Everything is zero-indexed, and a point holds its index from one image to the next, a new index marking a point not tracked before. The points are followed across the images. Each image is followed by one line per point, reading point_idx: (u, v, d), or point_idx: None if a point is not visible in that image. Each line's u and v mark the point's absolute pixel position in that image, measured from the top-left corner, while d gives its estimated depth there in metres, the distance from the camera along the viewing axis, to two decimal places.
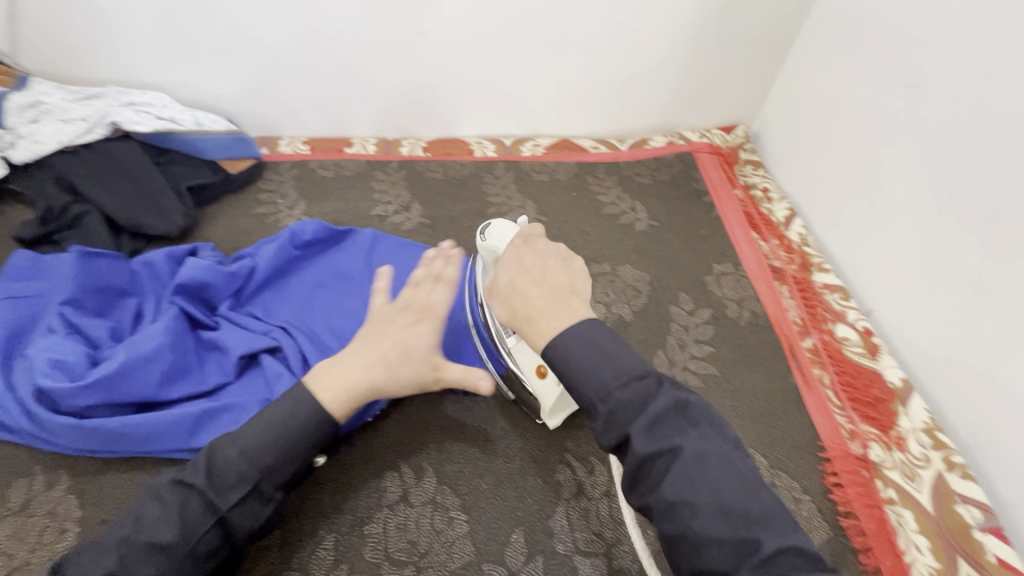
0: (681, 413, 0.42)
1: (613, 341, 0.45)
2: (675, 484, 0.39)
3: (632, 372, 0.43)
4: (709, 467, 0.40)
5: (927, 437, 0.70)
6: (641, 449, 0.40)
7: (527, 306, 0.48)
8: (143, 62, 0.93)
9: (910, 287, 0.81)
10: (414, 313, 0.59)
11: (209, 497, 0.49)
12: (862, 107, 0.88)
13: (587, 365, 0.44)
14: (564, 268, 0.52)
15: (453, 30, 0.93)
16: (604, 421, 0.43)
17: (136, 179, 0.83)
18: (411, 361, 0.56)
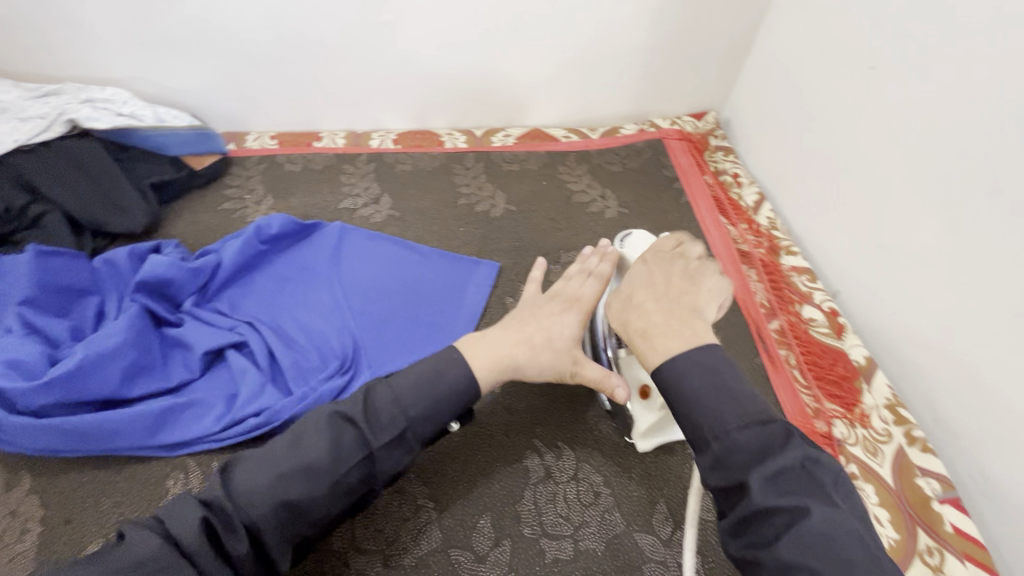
0: (812, 470, 0.41)
1: (724, 381, 0.46)
2: (789, 543, 0.39)
3: (756, 416, 0.44)
4: (833, 536, 0.38)
5: (889, 413, 0.72)
6: (761, 499, 0.40)
7: (644, 322, 0.52)
8: (100, 58, 0.91)
9: (873, 267, 0.82)
10: (561, 304, 0.62)
11: (365, 434, 0.49)
12: (825, 90, 0.89)
13: (700, 397, 0.46)
14: (688, 287, 0.54)
15: (416, 20, 0.92)
16: (715, 459, 0.44)
17: (97, 177, 0.82)
18: (552, 351, 0.57)
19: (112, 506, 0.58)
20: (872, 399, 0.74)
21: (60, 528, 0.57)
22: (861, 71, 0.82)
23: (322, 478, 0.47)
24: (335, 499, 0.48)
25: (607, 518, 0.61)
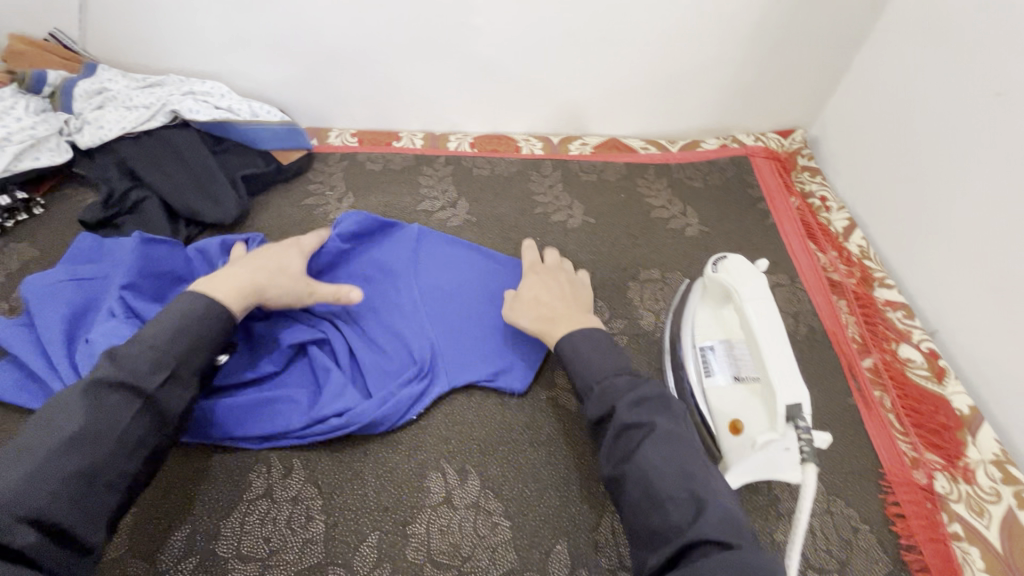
0: (665, 404, 0.55)
1: (606, 350, 0.61)
2: (646, 452, 0.51)
3: (621, 373, 0.58)
4: (673, 447, 0.51)
5: (997, 470, 0.67)
6: (623, 417, 0.53)
7: (550, 312, 0.67)
8: (201, 52, 0.94)
9: (982, 310, 0.76)
10: (284, 244, 0.69)
11: (131, 384, 0.50)
12: (938, 114, 0.82)
13: (590, 355, 0.60)
14: (571, 291, 0.70)
15: (504, 25, 0.91)
16: (597, 399, 0.57)
17: (193, 167, 0.85)
18: (287, 275, 0.65)
19: (200, 493, 0.60)
20: (976, 453, 0.68)
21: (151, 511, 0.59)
22: (986, 98, 0.75)
23: (102, 446, 0.48)
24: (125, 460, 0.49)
25: None
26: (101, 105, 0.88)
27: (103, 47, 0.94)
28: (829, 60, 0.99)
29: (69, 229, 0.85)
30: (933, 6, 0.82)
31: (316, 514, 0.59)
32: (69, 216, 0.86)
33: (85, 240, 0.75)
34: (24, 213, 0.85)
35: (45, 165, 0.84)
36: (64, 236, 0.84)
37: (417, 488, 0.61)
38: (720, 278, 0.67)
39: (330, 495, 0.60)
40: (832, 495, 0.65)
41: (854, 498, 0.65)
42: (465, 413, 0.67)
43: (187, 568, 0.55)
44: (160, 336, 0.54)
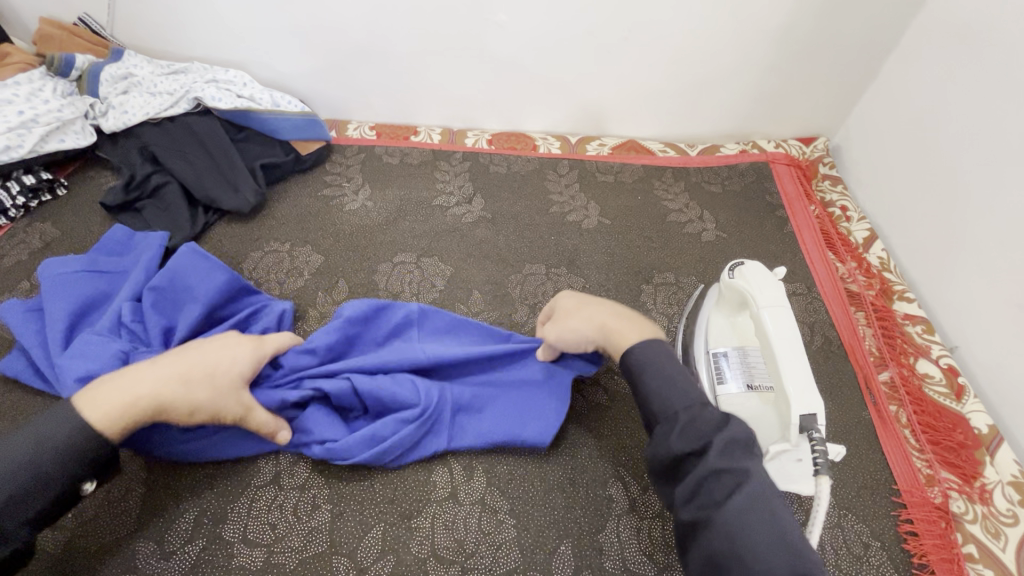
0: (749, 448, 0.47)
1: (681, 368, 0.53)
2: (738, 505, 0.43)
3: (710, 404, 0.49)
4: (768, 496, 0.44)
5: (1015, 491, 0.65)
6: (714, 461, 0.45)
7: (600, 325, 0.58)
8: (225, 41, 0.95)
9: (1005, 327, 0.74)
10: (238, 339, 0.60)
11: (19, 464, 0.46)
12: (966, 125, 0.80)
13: (663, 380, 0.52)
14: (604, 300, 0.64)
15: (526, 22, 0.90)
16: (681, 429, 0.48)
17: (214, 155, 0.87)
18: (216, 384, 0.54)
19: (209, 476, 0.60)
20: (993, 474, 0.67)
21: (160, 492, 0.59)
22: (1018, 110, 0.73)
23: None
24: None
25: None
26: (126, 90, 0.90)
27: (130, 33, 0.95)
28: (856, 67, 0.97)
29: (90, 211, 0.86)
30: (966, 13, 0.80)
31: (321, 504, 0.59)
32: (91, 198, 0.88)
33: (117, 232, 0.76)
34: (48, 193, 0.87)
35: (69, 148, 0.86)
36: (85, 217, 0.85)
37: (423, 482, 0.61)
38: (737, 284, 0.66)
39: (336, 485, 0.60)
40: (843, 508, 0.64)
41: (865, 514, 0.63)
42: None
43: (194, 550, 0.56)
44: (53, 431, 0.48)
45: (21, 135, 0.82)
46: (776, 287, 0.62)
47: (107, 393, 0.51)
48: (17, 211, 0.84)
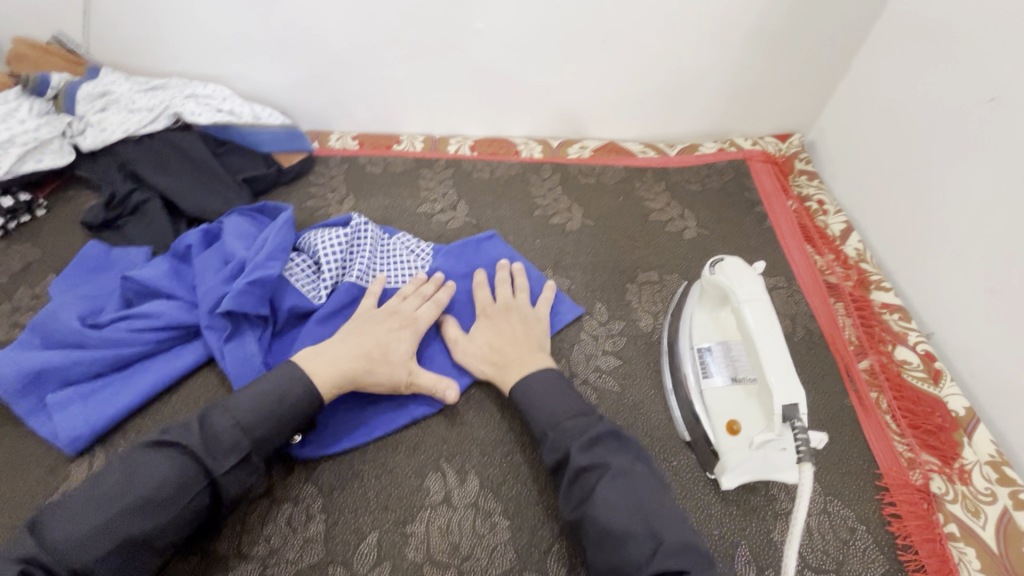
0: (617, 442, 0.56)
1: (563, 389, 0.61)
2: (603, 491, 0.52)
3: (577, 410, 0.59)
4: (629, 484, 0.52)
5: (993, 471, 0.67)
6: (577, 461, 0.54)
7: (502, 357, 0.67)
8: (204, 56, 0.95)
9: (978, 312, 0.76)
10: (399, 321, 0.67)
11: (204, 461, 0.52)
12: (933, 118, 0.83)
13: (542, 400, 0.60)
14: (529, 328, 0.70)
15: (505, 28, 0.92)
16: (551, 443, 0.57)
17: (196, 168, 0.87)
18: (388, 364, 0.64)
19: None
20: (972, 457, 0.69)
21: None
22: (981, 102, 0.76)
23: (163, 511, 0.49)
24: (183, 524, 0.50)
25: None
26: (103, 107, 0.89)
27: (105, 51, 0.95)
28: (828, 64, 1.00)
29: (70, 230, 0.85)
30: (929, 11, 0.82)
31: (316, 514, 0.59)
32: (71, 218, 0.87)
33: (93, 249, 0.77)
34: (27, 214, 0.86)
35: (47, 167, 0.85)
36: (66, 237, 0.84)
37: (415, 487, 0.61)
38: (716, 279, 0.68)
39: (330, 494, 0.61)
40: (828, 495, 0.65)
41: (849, 499, 0.65)
42: (463, 413, 0.67)
43: (188, 566, 0.56)
44: (244, 409, 0.55)
45: None
46: (752, 281, 0.65)
47: (326, 351, 0.62)
48: None
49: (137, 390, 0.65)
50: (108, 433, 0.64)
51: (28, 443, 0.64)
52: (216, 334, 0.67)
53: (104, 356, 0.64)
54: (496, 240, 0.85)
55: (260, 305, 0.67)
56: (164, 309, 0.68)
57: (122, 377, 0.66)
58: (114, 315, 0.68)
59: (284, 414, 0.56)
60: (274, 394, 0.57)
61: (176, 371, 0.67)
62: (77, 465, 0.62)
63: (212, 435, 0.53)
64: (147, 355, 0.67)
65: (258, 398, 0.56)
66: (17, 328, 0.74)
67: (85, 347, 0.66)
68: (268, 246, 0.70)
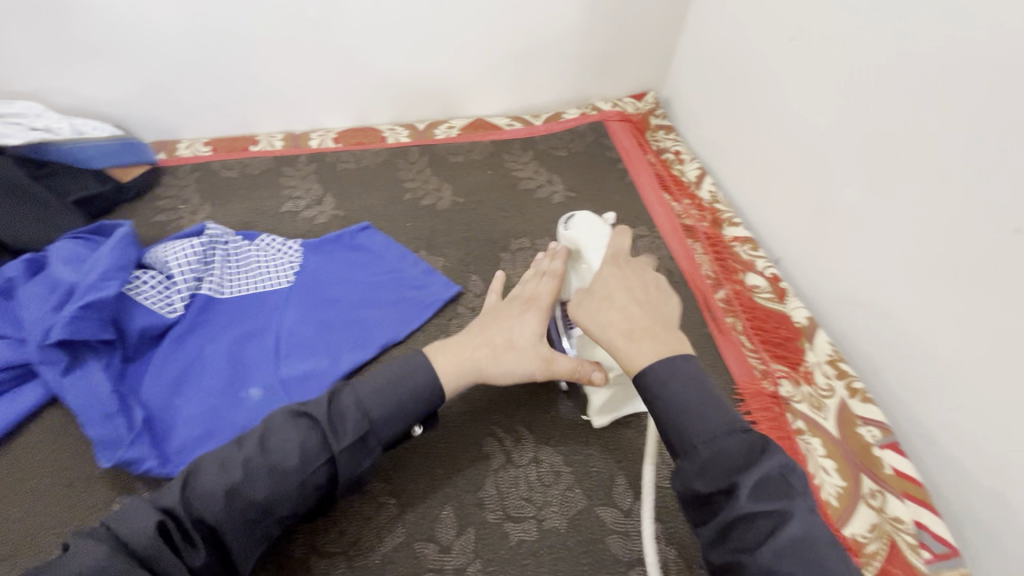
0: (791, 477, 0.42)
1: (704, 379, 0.47)
2: (768, 551, 0.39)
3: (739, 422, 0.44)
4: (814, 545, 0.39)
5: (830, 368, 0.76)
6: (743, 504, 0.40)
7: (623, 325, 0.51)
8: (7, 69, 0.86)
9: (809, 231, 0.85)
10: (522, 306, 0.63)
11: (326, 434, 0.48)
12: (755, 63, 0.91)
13: (687, 407, 0.46)
14: (663, 296, 0.55)
15: (346, 12, 0.90)
16: (699, 464, 0.43)
17: (11, 195, 0.77)
18: (518, 351, 0.58)
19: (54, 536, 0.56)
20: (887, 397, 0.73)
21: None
22: (785, 43, 0.84)
23: (292, 481, 0.47)
24: (302, 498, 0.48)
25: (569, 496, 0.61)
26: None
27: None
28: (664, 22, 1.07)
29: None
30: None
31: None
32: None
33: None
34: None
35: None
36: None
37: None
38: (570, 238, 0.67)
39: None
40: None
41: None
42: None
43: None
44: (369, 393, 0.52)
45: None
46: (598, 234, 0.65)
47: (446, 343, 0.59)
48: None
49: None
50: None
51: None
52: (51, 368, 0.61)
53: None
54: (370, 230, 0.85)
55: (101, 330, 0.63)
56: None
57: None
58: None
59: (406, 400, 0.52)
60: (400, 376, 0.53)
61: (11, 416, 0.61)
62: None
63: (339, 410, 0.50)
64: None
65: (387, 377, 0.53)
66: None
67: None
68: (100, 267, 0.65)
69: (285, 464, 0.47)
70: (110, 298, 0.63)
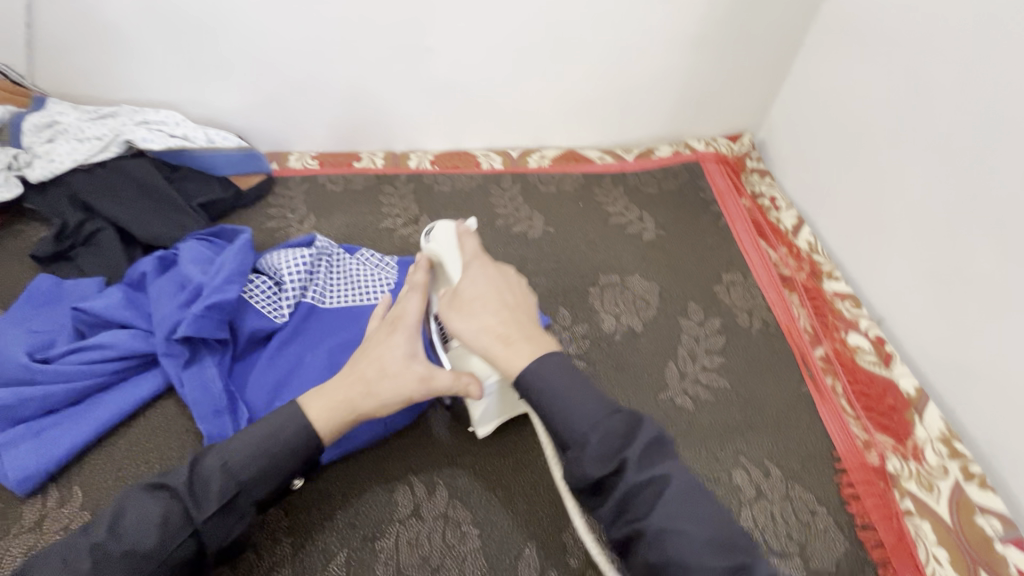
0: (662, 445, 0.47)
1: (577, 373, 0.50)
2: (666, 515, 0.43)
3: (610, 406, 0.48)
4: (692, 500, 0.44)
5: (944, 446, 0.70)
6: (632, 476, 0.44)
7: (502, 331, 0.52)
8: (154, 81, 0.94)
9: (922, 294, 0.79)
10: (387, 329, 0.59)
11: (186, 506, 0.49)
12: (869, 115, 0.87)
13: (568, 395, 0.48)
14: (525, 298, 0.57)
15: (458, 43, 0.93)
16: (594, 451, 0.45)
17: (149, 196, 0.86)
18: (392, 377, 0.56)
19: None
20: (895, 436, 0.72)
21: None
22: (908, 96, 0.79)
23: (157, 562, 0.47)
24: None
25: None
26: (51, 138, 0.87)
27: (52, 80, 0.93)
28: (770, 66, 1.04)
29: (19, 263, 0.83)
30: (858, 13, 0.87)
31: (281, 537, 0.58)
32: (18, 252, 0.84)
33: (43, 282, 0.74)
34: None
35: None
36: (13, 272, 0.82)
37: (383, 502, 0.61)
38: (432, 249, 0.66)
39: (296, 516, 0.60)
40: (790, 479, 0.67)
41: (810, 482, 0.67)
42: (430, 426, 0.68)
43: None
44: (241, 452, 0.51)
45: None
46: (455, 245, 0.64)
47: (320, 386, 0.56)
48: None
49: (93, 424, 0.63)
50: (62, 471, 0.62)
51: None
52: (173, 361, 0.66)
53: (57, 390, 0.63)
54: None
55: (219, 329, 0.67)
56: (116, 339, 0.66)
57: (75, 412, 0.64)
58: (66, 347, 0.66)
59: (276, 454, 0.52)
60: (263, 436, 0.52)
61: (133, 401, 0.66)
62: (29, 506, 0.59)
63: (201, 480, 0.50)
64: (101, 388, 0.66)
65: (255, 434, 0.53)
66: None
67: (34, 383, 0.63)
68: (225, 269, 0.69)
69: (146, 543, 0.46)
70: (231, 299, 0.67)
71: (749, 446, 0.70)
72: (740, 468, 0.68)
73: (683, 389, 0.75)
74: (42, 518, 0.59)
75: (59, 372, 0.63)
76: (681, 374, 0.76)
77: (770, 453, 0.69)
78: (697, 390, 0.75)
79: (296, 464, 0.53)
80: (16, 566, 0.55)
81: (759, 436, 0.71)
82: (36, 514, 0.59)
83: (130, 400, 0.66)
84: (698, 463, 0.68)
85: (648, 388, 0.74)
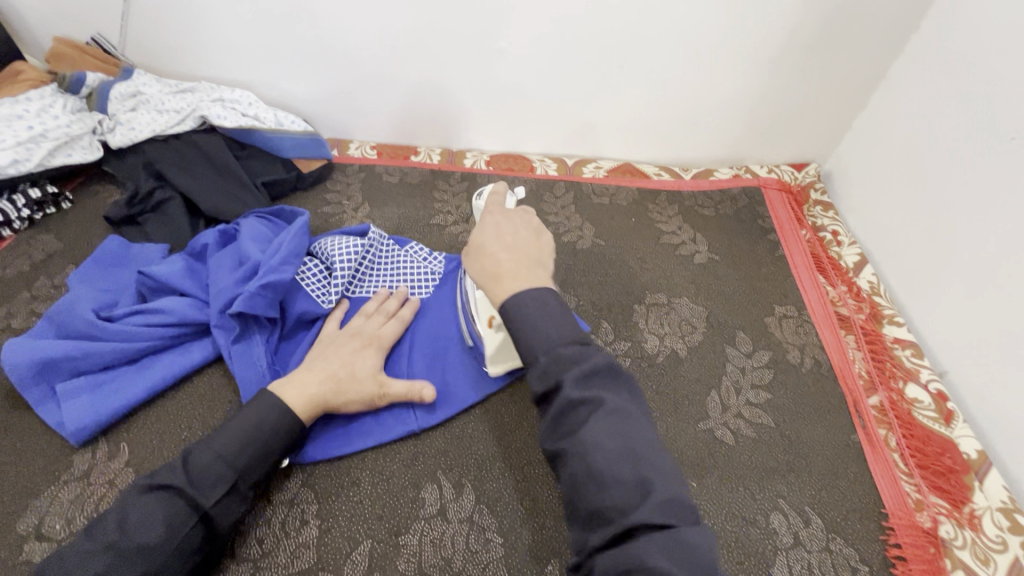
0: (613, 375, 0.45)
1: (560, 311, 0.48)
2: (592, 428, 0.42)
3: (575, 336, 0.46)
4: (624, 422, 0.43)
5: (1004, 518, 0.65)
6: (569, 394, 0.43)
7: (496, 267, 0.51)
8: (231, 62, 0.98)
9: (992, 353, 0.74)
10: (363, 341, 0.68)
11: (191, 496, 0.51)
12: (950, 157, 0.81)
13: (535, 321, 0.46)
14: (533, 240, 0.56)
15: (527, 48, 0.93)
16: (539, 370, 0.45)
17: (217, 171, 0.89)
18: (356, 380, 0.64)
19: None
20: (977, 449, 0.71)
21: None
22: (999, 140, 0.74)
23: (165, 552, 0.49)
24: (182, 564, 0.50)
25: None
26: (134, 108, 0.92)
27: (140, 54, 0.99)
28: (845, 98, 0.99)
29: (94, 223, 0.88)
30: (950, 49, 0.81)
31: (310, 519, 0.59)
32: (93, 213, 0.89)
33: (112, 244, 0.78)
34: (53, 206, 0.89)
35: (76, 163, 0.88)
36: (88, 231, 0.87)
37: (410, 498, 0.61)
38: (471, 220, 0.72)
39: (326, 500, 0.61)
40: (831, 531, 0.64)
41: (852, 537, 0.64)
42: (464, 429, 0.67)
43: None
44: (227, 432, 0.55)
45: (30, 149, 0.84)
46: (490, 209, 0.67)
47: (289, 380, 0.61)
48: (22, 223, 0.85)
49: (143, 387, 0.65)
50: (113, 426, 0.65)
51: (36, 431, 0.64)
52: (225, 333, 0.68)
53: (115, 350, 0.65)
54: None
55: (270, 307, 0.68)
56: (176, 307, 0.69)
57: (130, 371, 0.67)
58: (128, 309, 0.69)
59: (265, 439, 0.56)
60: (249, 425, 0.56)
61: (183, 367, 0.68)
62: (81, 456, 0.62)
63: (197, 471, 0.53)
64: (156, 351, 0.68)
65: (236, 427, 0.56)
66: (34, 317, 0.75)
67: (96, 338, 0.66)
68: (284, 249, 0.71)
69: (151, 535, 0.49)
70: (286, 279, 0.69)
71: (789, 489, 0.67)
72: (777, 512, 0.65)
73: (723, 420, 0.72)
74: (90, 470, 0.61)
75: (121, 331, 0.66)
76: (723, 406, 0.73)
77: (811, 500, 0.66)
78: (738, 424, 0.72)
79: (283, 443, 0.58)
80: (64, 513, 0.58)
81: (800, 480, 0.68)
82: (86, 465, 0.62)
83: (182, 366, 0.68)
84: (734, 500, 0.66)
85: (688, 415, 0.72)
